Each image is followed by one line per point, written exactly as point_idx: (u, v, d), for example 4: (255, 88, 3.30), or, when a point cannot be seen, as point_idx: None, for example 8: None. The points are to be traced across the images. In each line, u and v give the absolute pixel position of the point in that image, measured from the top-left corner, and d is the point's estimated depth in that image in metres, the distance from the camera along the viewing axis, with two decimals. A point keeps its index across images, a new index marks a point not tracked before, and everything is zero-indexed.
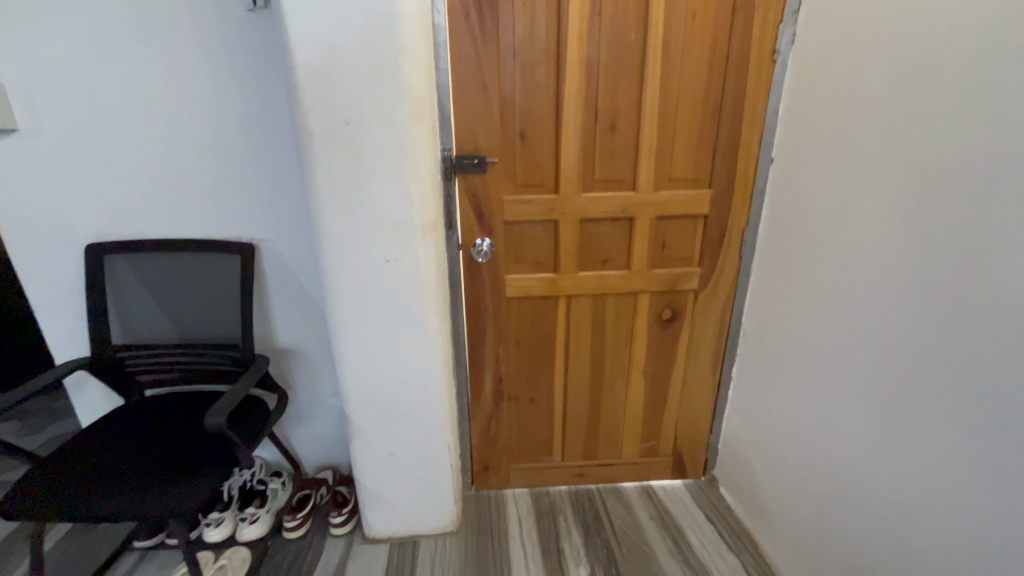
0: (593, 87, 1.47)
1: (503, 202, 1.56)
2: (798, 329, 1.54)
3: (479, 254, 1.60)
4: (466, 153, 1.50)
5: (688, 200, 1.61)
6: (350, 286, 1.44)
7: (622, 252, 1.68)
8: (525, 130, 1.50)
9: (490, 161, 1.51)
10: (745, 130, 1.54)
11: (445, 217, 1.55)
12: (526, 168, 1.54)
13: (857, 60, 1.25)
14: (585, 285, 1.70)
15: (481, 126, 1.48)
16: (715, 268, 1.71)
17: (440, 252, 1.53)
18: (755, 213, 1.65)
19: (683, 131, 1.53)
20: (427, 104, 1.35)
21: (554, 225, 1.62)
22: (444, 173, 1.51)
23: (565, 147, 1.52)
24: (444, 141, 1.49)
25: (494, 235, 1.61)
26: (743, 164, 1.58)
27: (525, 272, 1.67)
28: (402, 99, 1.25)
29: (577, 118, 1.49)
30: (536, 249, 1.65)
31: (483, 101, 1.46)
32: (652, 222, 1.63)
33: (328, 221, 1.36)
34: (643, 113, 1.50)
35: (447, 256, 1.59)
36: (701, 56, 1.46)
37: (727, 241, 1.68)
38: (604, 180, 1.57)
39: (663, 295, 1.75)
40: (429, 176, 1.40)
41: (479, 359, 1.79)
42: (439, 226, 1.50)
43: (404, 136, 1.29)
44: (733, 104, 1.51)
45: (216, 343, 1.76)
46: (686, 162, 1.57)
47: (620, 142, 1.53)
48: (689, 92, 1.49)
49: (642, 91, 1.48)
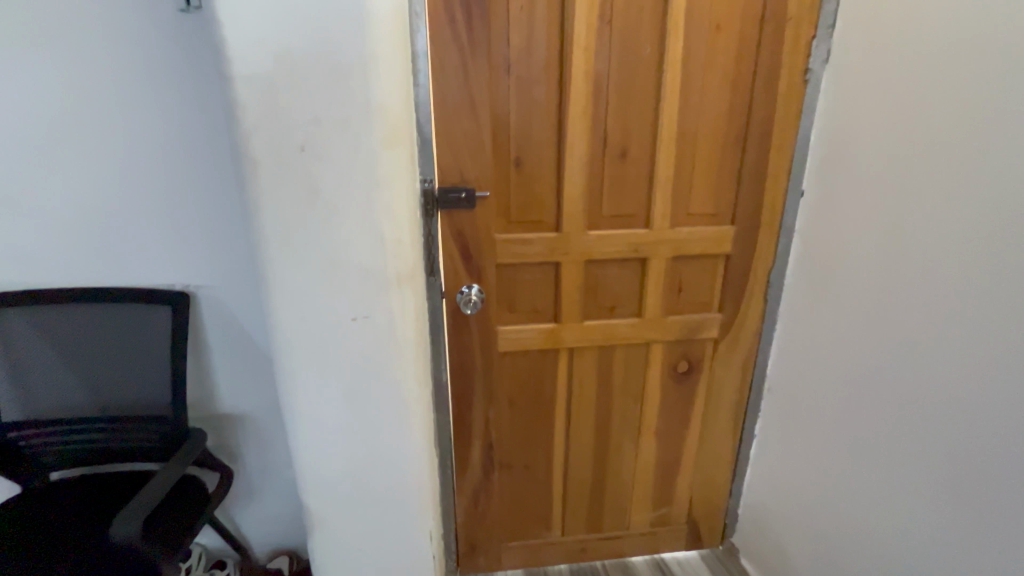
0: (601, 108, 1.25)
1: (494, 241, 1.31)
2: (835, 388, 1.33)
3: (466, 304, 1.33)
4: (450, 185, 1.25)
5: (708, 238, 1.39)
6: (308, 350, 1.15)
7: (632, 298, 1.44)
8: (521, 158, 1.26)
9: (480, 194, 1.26)
10: (772, 159, 1.34)
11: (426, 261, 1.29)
12: (522, 203, 1.30)
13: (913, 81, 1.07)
14: (590, 336, 1.45)
15: (470, 153, 1.23)
16: (737, 314, 1.49)
17: (421, 304, 1.25)
18: (782, 252, 1.44)
19: (702, 161, 1.33)
20: (403, 127, 1.09)
21: (555, 267, 1.37)
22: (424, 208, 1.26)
23: (568, 178, 1.28)
24: (425, 170, 1.23)
25: (483, 281, 1.35)
26: (770, 198, 1.38)
27: (520, 322, 1.42)
28: (371, 121, 0.99)
29: (582, 146, 1.26)
30: (533, 295, 1.40)
31: (470, 124, 1.21)
32: (667, 263, 1.41)
33: (276, 270, 1.07)
34: (658, 140, 1.28)
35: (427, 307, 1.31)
36: (724, 74, 1.26)
37: (750, 283, 1.46)
38: (614, 216, 1.34)
39: (679, 345, 1.52)
40: (406, 215, 1.13)
41: (467, 424, 1.50)
42: (419, 273, 1.22)
43: (375, 167, 1.01)
44: (759, 131, 1.31)
45: (142, 414, 1.43)
46: (706, 195, 1.36)
47: (631, 173, 1.31)
48: (710, 116, 1.29)
49: (658, 115, 1.26)
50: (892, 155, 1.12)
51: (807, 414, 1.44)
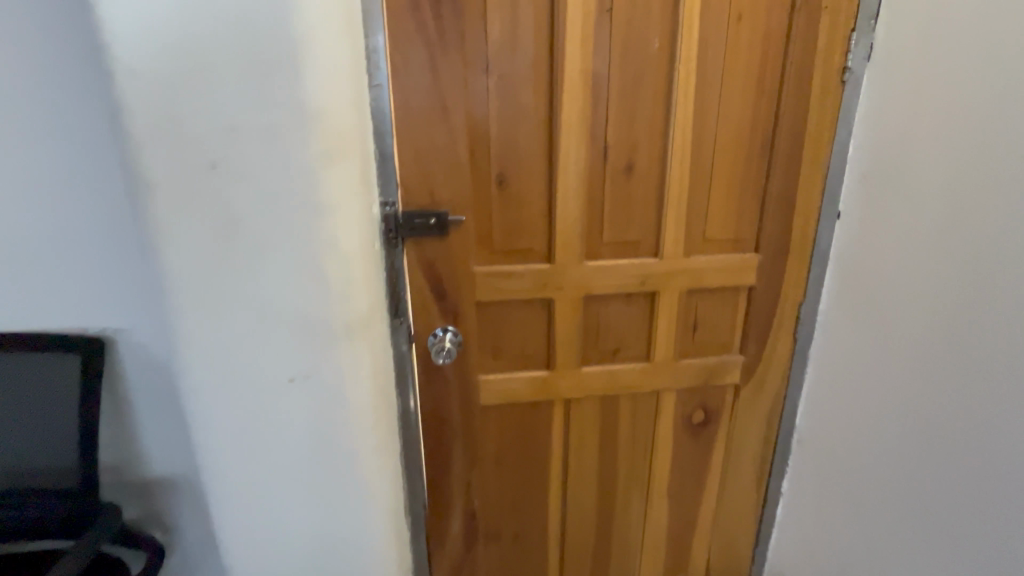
0: (602, 115, 1.03)
1: (472, 275, 1.08)
2: (884, 448, 1.10)
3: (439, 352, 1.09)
4: (418, 208, 1.02)
5: (728, 268, 1.17)
6: (237, 420, 0.91)
7: (640, 339, 1.21)
8: (505, 175, 1.04)
9: (455, 219, 1.03)
10: (803, 175, 1.13)
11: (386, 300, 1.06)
12: (507, 228, 1.07)
13: (975, 83, 0.87)
14: (589, 384, 1.22)
15: (442, 169, 1.01)
16: (762, 355, 1.27)
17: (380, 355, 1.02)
18: (814, 283, 1.22)
19: (721, 176, 1.11)
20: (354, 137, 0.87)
21: (547, 304, 1.14)
22: (384, 238, 1.02)
23: (563, 198, 1.06)
24: (385, 191, 1.00)
25: (461, 322, 1.11)
26: (800, 219, 1.16)
27: (506, 369, 1.18)
28: (307, 130, 0.77)
29: (579, 160, 1.05)
30: (522, 337, 1.16)
31: (442, 134, 0.99)
32: (681, 297, 1.18)
33: (188, 321, 0.83)
34: (670, 153, 1.07)
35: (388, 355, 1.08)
36: (748, 73, 1.05)
37: (777, 320, 1.24)
38: (616, 243, 1.12)
39: (695, 392, 1.29)
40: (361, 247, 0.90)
41: (444, 491, 1.25)
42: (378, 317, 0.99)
43: (314, 189, 0.79)
44: (788, 141, 1.10)
45: (40, 488, 1.14)
46: (726, 217, 1.14)
47: (637, 192, 1.09)
48: (731, 123, 1.08)
49: (668, 122, 1.05)
50: (952, 172, 0.92)
51: (848, 477, 1.20)
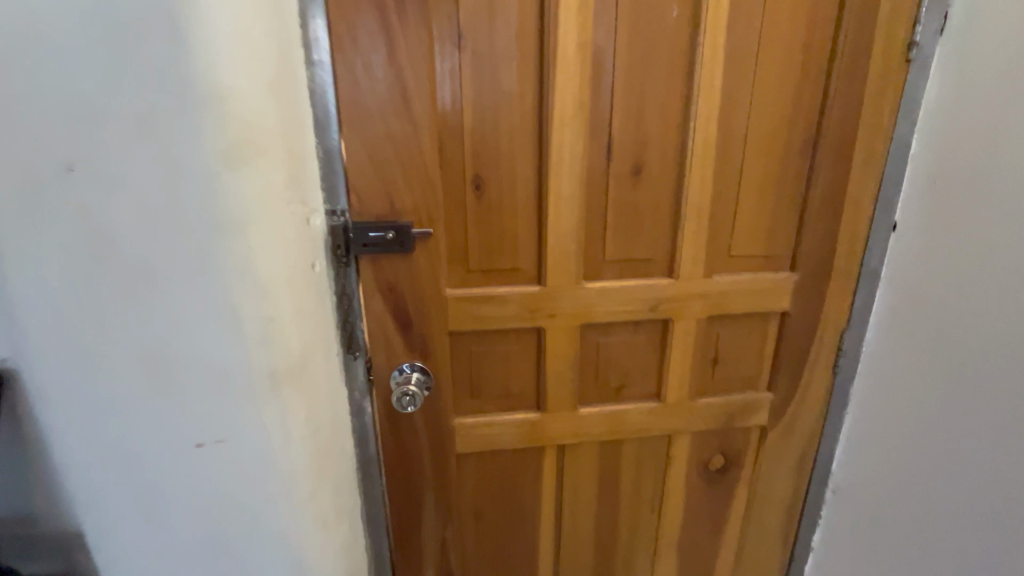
0: (604, 103, 0.82)
1: (444, 301, 0.88)
2: (964, 509, 0.89)
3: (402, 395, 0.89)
4: (375, 219, 0.82)
5: (757, 291, 0.97)
6: (127, 497, 0.70)
7: (649, 374, 1.01)
8: (483, 177, 0.83)
9: (421, 232, 0.83)
10: (853, 178, 0.92)
11: (335, 334, 0.85)
12: (487, 244, 0.87)
13: None
14: (588, 427, 1.02)
15: (403, 171, 0.80)
16: (794, 393, 1.06)
17: (325, 402, 0.81)
18: (859, 309, 1.01)
19: (752, 180, 0.90)
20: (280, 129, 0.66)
21: (537, 335, 0.94)
22: (332, 255, 0.82)
23: (555, 208, 0.85)
24: (331, 198, 0.80)
25: (431, 356, 0.92)
26: (847, 232, 0.95)
27: (487, 411, 0.98)
28: (203, 118, 0.56)
29: (576, 159, 0.83)
30: (506, 373, 0.96)
31: (403, 126, 0.78)
32: (699, 327, 0.98)
33: (59, 371, 0.63)
34: (690, 150, 0.86)
35: (338, 401, 0.87)
36: (788, 51, 0.84)
37: (814, 352, 1.03)
38: (622, 261, 0.91)
39: (713, 435, 1.08)
40: (292, 271, 0.70)
41: (413, 551, 1.06)
42: (320, 358, 0.79)
43: (218, 198, 0.59)
44: (836, 137, 0.89)
45: None
46: (755, 229, 0.93)
47: (648, 198, 0.88)
48: (766, 113, 0.86)
49: (688, 112, 0.84)
50: None
51: (906, 537, 1.00)
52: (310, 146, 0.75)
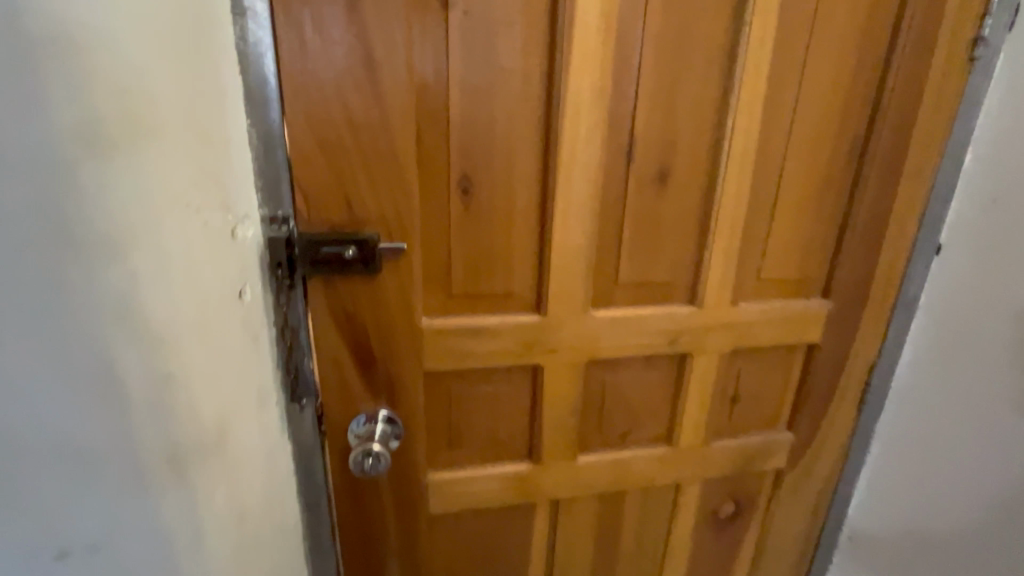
0: (628, 91, 0.65)
1: (419, 334, 0.70)
2: None
3: (361, 455, 0.70)
4: (328, 229, 0.62)
5: (786, 321, 0.83)
6: None
7: (659, 416, 0.86)
8: (472, 179, 0.65)
9: (390, 248, 0.63)
10: (901, 194, 0.79)
11: (273, 377, 0.65)
12: (475, 263, 0.69)
13: None
14: (587, 479, 0.86)
15: (366, 167, 0.60)
16: (816, 433, 0.94)
17: (258, 472, 0.61)
18: (891, 341, 0.89)
19: (790, 193, 0.76)
20: (184, 101, 0.46)
21: (533, 373, 0.77)
22: (270, 277, 0.61)
23: (562, 221, 0.68)
24: (270, 200, 0.59)
25: (400, 401, 0.73)
26: (888, 256, 0.82)
27: (468, 463, 0.81)
28: (84, 74, 0.38)
29: (590, 161, 0.66)
30: (493, 418, 0.79)
31: (369, 108, 0.59)
32: (720, 362, 0.83)
33: None
34: (725, 155, 0.70)
35: (277, 464, 0.67)
36: (844, 39, 0.70)
37: (840, 389, 0.91)
38: (638, 285, 0.76)
39: (724, 481, 0.95)
40: (204, 304, 0.50)
41: None
42: (250, 415, 0.59)
43: (111, 190, 0.40)
44: (887, 145, 0.76)
45: None
46: (789, 250, 0.80)
47: (672, 211, 0.72)
48: (812, 115, 0.72)
49: (727, 107, 0.69)
50: None
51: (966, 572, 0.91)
52: (237, 127, 0.55)
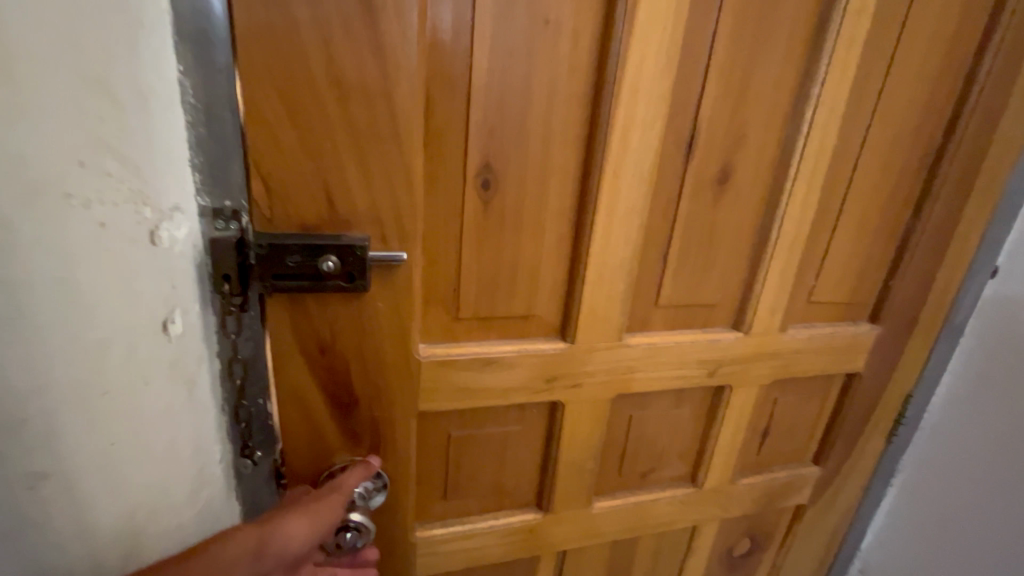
0: (697, 67, 0.52)
1: (414, 368, 0.53)
2: None
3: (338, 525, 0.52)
4: (298, 231, 0.44)
5: (833, 349, 0.73)
6: None
7: (684, 454, 0.75)
8: (497, 170, 0.49)
9: (385, 258, 0.47)
10: (969, 210, 0.69)
11: (211, 429, 0.48)
12: (491, 278, 0.54)
13: None
14: (601, 527, 0.74)
15: (354, 147, 0.43)
16: (843, 468, 0.85)
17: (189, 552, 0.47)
18: (931, 371, 0.80)
19: (856, 204, 0.65)
20: (53, 54, 0.31)
21: (549, 409, 0.63)
22: (212, 294, 0.44)
23: (605, 229, 0.54)
24: (213, 186, 0.41)
25: (386, 450, 0.56)
26: (945, 279, 0.73)
27: (465, 515, 0.66)
28: None
29: (645, 154, 0.52)
30: (498, 463, 0.65)
31: (365, 62, 0.41)
32: (759, 394, 0.72)
33: None
34: (800, 154, 0.58)
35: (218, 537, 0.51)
36: (937, 24, 0.59)
37: (874, 421, 0.82)
38: (681, 306, 0.63)
39: (744, 519, 0.85)
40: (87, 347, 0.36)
41: None
42: (175, 477, 0.44)
43: None
44: (965, 152, 0.66)
45: None
46: (845, 269, 0.69)
47: (730, 219, 0.60)
48: (891, 114, 0.62)
49: (806, 96, 0.56)
50: None
51: None
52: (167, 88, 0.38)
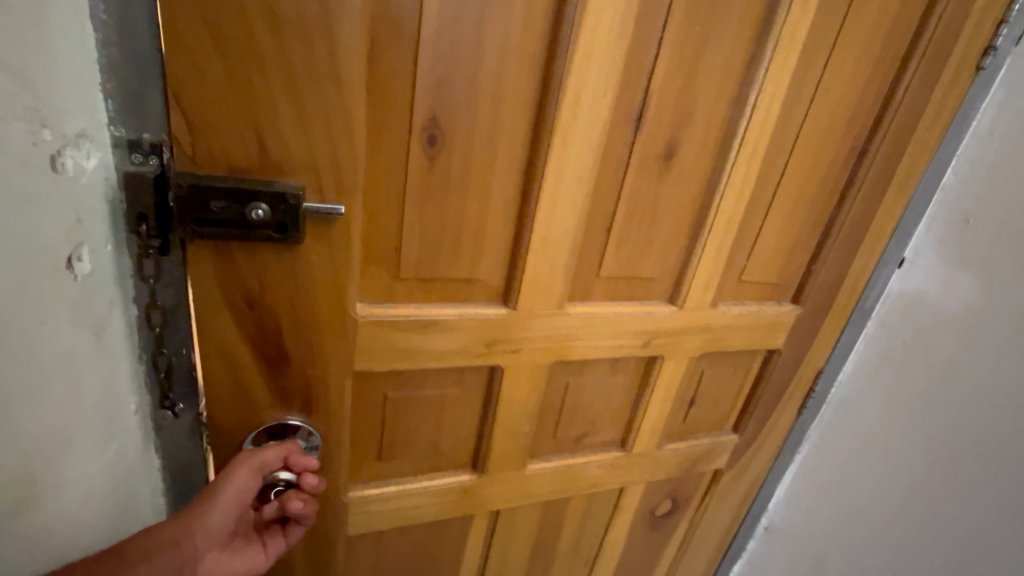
0: (650, 39, 0.52)
1: (350, 326, 0.52)
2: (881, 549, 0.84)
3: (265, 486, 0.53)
4: (223, 174, 0.41)
5: (757, 326, 0.78)
6: None
7: (616, 420, 0.78)
8: (444, 126, 0.48)
9: (321, 209, 0.44)
10: (886, 203, 0.75)
11: (119, 377, 0.46)
12: (434, 238, 0.53)
13: None
14: (534, 487, 0.77)
15: (289, 86, 0.40)
16: (758, 435, 0.92)
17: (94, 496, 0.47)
18: (840, 350, 0.87)
19: (789, 190, 0.69)
20: None
21: (488, 373, 0.64)
22: (128, 233, 0.42)
23: (551, 195, 0.54)
24: (129, 116, 0.38)
25: (318, 409, 0.55)
26: (860, 266, 0.80)
27: (400, 476, 0.67)
28: None
29: (594, 123, 0.52)
30: (435, 425, 0.65)
31: None
32: (688, 365, 0.77)
33: None
34: (741, 137, 0.60)
35: (125, 490, 0.50)
36: (875, 21, 0.62)
37: (789, 393, 0.89)
38: (621, 278, 0.65)
39: (668, 482, 0.91)
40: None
41: None
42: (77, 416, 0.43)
43: None
44: (887, 148, 0.71)
45: None
46: (774, 251, 0.74)
47: (672, 195, 0.62)
48: (826, 106, 0.65)
49: (751, 79, 0.58)
50: None
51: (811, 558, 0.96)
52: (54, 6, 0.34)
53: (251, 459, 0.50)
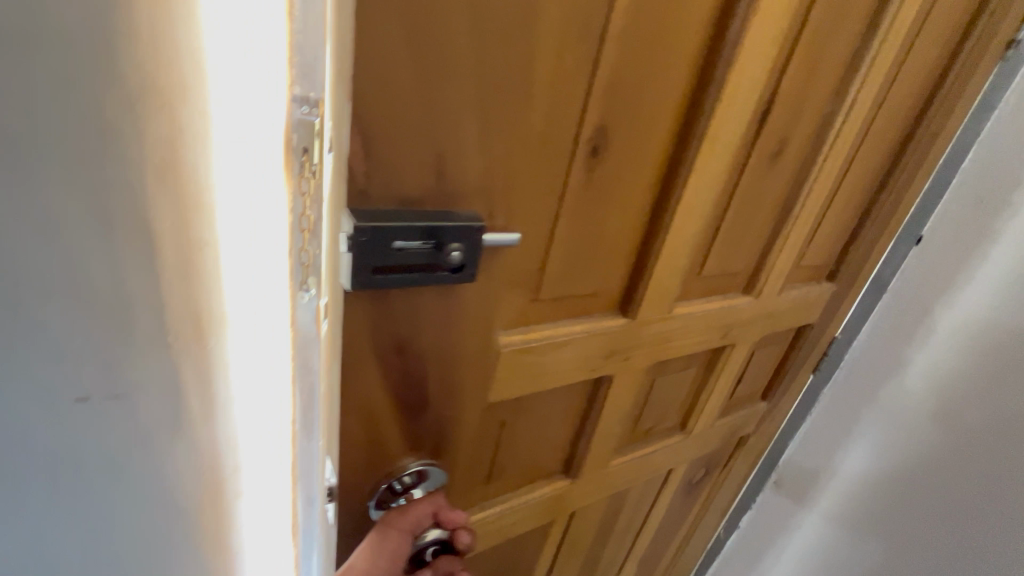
0: (793, 33, 0.49)
1: (490, 359, 0.47)
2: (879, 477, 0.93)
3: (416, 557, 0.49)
4: (403, 209, 0.34)
5: (803, 306, 0.83)
6: None
7: (681, 407, 0.80)
8: (609, 135, 0.42)
9: (496, 240, 0.39)
10: (915, 187, 0.81)
11: None
12: (576, 255, 0.48)
13: None
14: (609, 482, 0.77)
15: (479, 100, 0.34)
16: (781, 400, 1.00)
17: None
18: (853, 319, 0.96)
19: (850, 179, 0.72)
20: None
21: (593, 384, 0.62)
22: None
23: (688, 204, 0.51)
24: None
25: (447, 448, 0.50)
26: (884, 245, 0.87)
27: (499, 498, 0.63)
28: None
29: (737, 126, 0.49)
30: (538, 442, 0.62)
31: None
32: (747, 349, 0.80)
33: None
34: (836, 132, 0.61)
35: None
36: (945, 17, 0.65)
37: (810, 361, 0.97)
38: (716, 277, 0.64)
39: (707, 453, 0.97)
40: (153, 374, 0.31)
41: None
42: None
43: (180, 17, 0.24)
44: (928, 137, 0.76)
45: None
46: (827, 236, 0.77)
47: (771, 192, 0.61)
48: (894, 98, 0.68)
49: (854, 75, 0.58)
50: None
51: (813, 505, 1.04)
52: None
53: (397, 521, 0.47)
